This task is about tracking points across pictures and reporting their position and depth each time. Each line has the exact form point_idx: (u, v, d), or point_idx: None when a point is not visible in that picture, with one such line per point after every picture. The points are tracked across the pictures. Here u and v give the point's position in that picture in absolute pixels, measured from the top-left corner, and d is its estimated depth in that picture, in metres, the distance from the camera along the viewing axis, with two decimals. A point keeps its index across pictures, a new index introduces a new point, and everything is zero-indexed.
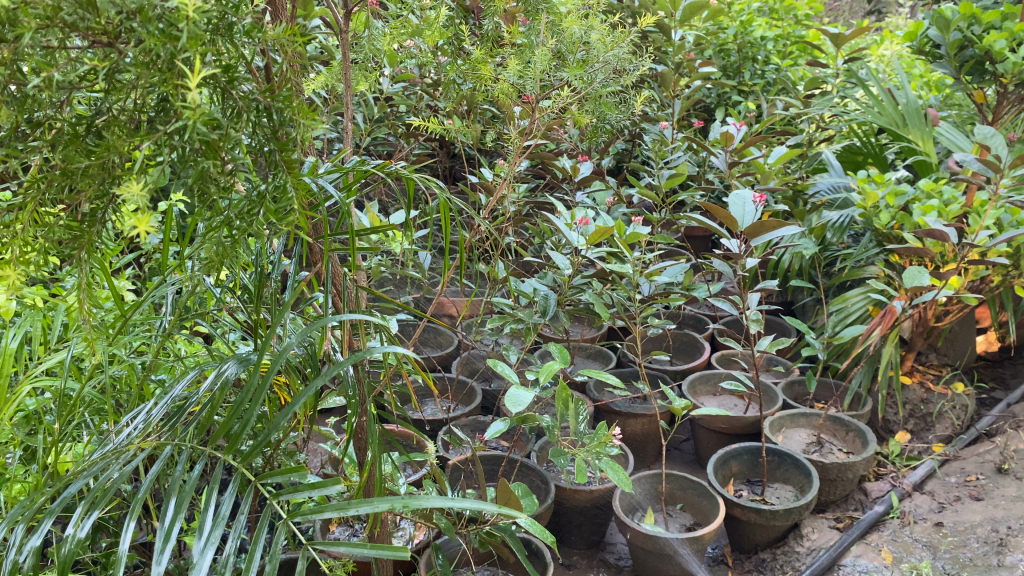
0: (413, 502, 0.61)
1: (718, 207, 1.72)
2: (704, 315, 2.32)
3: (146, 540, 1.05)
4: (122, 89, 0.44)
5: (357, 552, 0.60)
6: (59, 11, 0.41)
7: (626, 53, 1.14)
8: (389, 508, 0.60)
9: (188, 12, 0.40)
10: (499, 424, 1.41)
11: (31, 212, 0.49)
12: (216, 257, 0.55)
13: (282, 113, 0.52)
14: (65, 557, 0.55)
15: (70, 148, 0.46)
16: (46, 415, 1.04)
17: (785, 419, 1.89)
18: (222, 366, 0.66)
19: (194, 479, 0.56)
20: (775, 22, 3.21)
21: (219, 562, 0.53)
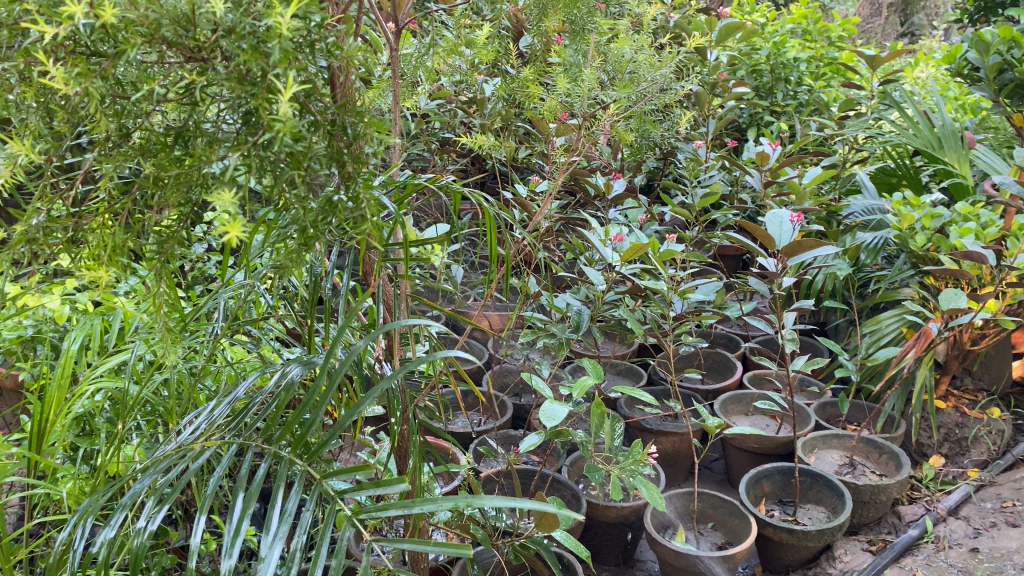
0: (474, 503, 0.63)
1: (755, 226, 1.73)
2: (734, 335, 2.32)
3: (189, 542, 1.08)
4: (214, 104, 0.47)
5: (421, 549, 0.63)
6: (159, 30, 0.44)
7: (672, 73, 1.16)
8: (453, 507, 0.63)
9: (282, 30, 0.43)
10: (533, 437, 1.42)
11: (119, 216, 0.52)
12: (288, 262, 0.57)
13: (357, 128, 0.55)
14: (137, 549, 0.58)
15: (159, 157, 0.50)
16: (99, 417, 1.07)
17: (817, 440, 1.89)
18: (286, 369, 0.68)
19: (261, 478, 0.58)
20: (808, 44, 3.21)
21: (287, 558, 0.55)
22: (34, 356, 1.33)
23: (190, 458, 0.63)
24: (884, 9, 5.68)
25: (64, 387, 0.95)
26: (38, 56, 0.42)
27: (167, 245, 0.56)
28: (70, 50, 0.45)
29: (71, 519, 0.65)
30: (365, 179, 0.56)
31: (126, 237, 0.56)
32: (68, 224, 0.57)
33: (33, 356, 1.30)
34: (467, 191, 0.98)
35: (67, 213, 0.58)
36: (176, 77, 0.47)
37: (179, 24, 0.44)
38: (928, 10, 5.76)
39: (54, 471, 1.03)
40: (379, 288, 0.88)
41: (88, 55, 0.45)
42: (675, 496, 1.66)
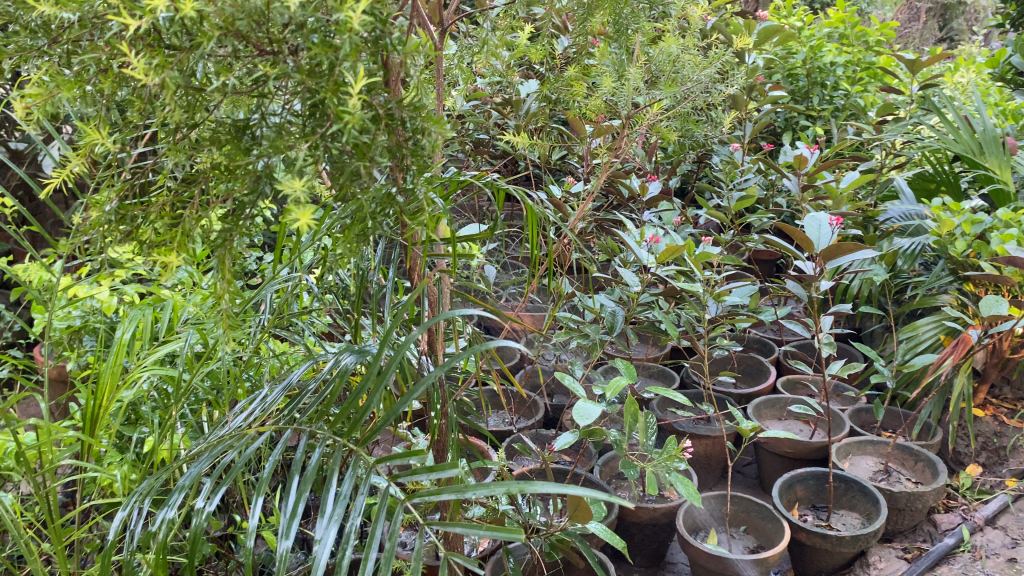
0: (527, 489, 0.66)
1: (792, 229, 1.72)
2: (768, 339, 2.31)
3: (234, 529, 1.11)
4: (286, 97, 0.49)
5: (473, 534, 0.68)
6: (235, 24, 0.46)
7: (717, 73, 1.17)
8: (506, 493, 0.67)
9: (353, 25, 0.44)
10: (567, 436, 1.42)
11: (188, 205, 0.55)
12: (346, 251, 0.59)
13: (415, 122, 0.56)
14: (195, 529, 0.60)
15: (229, 147, 0.52)
16: (146, 405, 1.10)
17: (851, 446, 1.87)
18: (340, 358, 0.71)
19: (315, 464, 0.60)
20: (845, 48, 3.19)
21: (340, 540, 0.57)
22: (82, 346, 1.37)
23: (244, 443, 0.65)
24: (923, 14, 5.62)
25: (116, 374, 0.96)
26: (121, 48, 0.44)
27: (232, 234, 0.59)
28: (148, 43, 0.47)
29: (130, 499, 0.68)
30: (424, 173, 0.57)
31: (193, 224, 0.59)
32: (138, 214, 0.60)
33: (81, 347, 1.34)
34: (511, 188, 0.99)
35: (138, 201, 0.60)
36: (249, 68, 0.49)
37: (253, 17, 0.46)
38: (968, 16, 5.70)
39: (102, 458, 1.06)
40: (424, 283, 0.89)
41: (166, 47, 0.47)
42: (708, 498, 1.66)
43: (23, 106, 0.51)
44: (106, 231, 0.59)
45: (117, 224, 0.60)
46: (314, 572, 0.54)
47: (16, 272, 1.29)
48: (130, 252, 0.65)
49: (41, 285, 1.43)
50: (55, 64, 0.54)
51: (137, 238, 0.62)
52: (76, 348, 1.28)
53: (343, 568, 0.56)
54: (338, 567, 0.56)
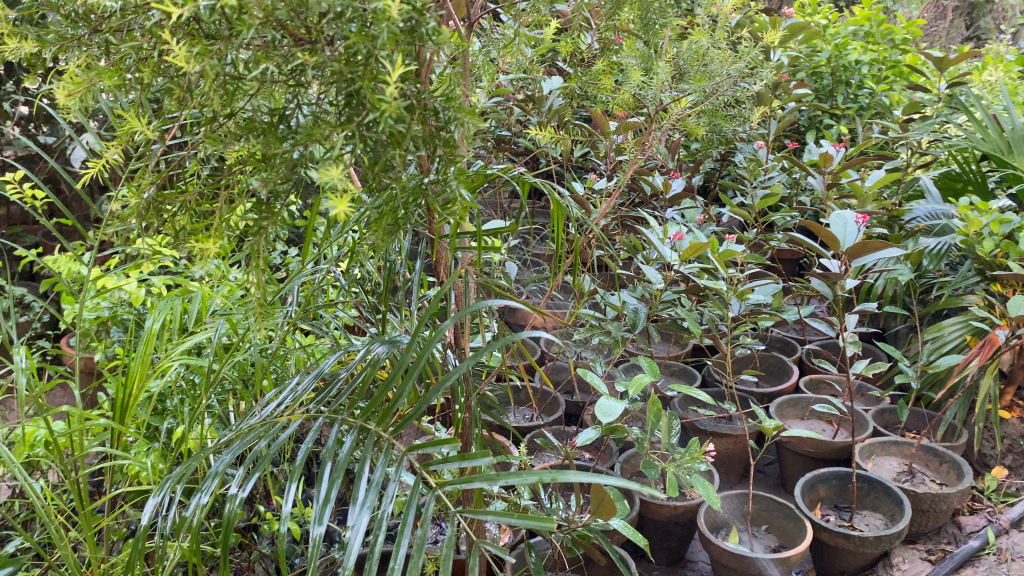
0: (558, 479, 0.68)
1: (818, 227, 1.71)
2: (791, 339, 2.30)
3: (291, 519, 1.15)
4: (323, 86, 0.49)
5: (505, 521, 0.74)
6: (274, 12, 0.47)
7: (745, 69, 1.16)
8: (538, 481, 0.69)
9: (390, 14, 0.45)
10: (589, 432, 1.42)
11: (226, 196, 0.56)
12: (380, 242, 0.60)
13: (448, 112, 0.56)
14: (229, 515, 0.61)
15: (266, 136, 0.53)
16: (175, 395, 1.12)
17: (874, 447, 1.86)
18: (373, 348, 0.72)
19: (347, 453, 0.62)
20: (871, 46, 3.16)
21: (373, 526, 0.58)
22: (110, 337, 1.39)
23: (276, 432, 0.66)
24: (950, 13, 5.56)
25: (146, 364, 0.97)
26: (164, 35, 0.45)
27: (267, 223, 0.60)
28: (189, 32, 0.48)
29: (165, 485, 0.69)
30: (456, 162, 0.57)
31: (229, 213, 0.60)
32: (175, 203, 0.61)
33: (108, 338, 1.35)
34: (537, 183, 0.99)
35: (175, 191, 0.61)
36: (287, 56, 0.50)
37: (292, 3, 0.47)
38: (995, 14, 5.63)
39: (131, 447, 1.08)
40: (452, 276, 0.90)
41: (206, 36, 0.48)
42: (730, 496, 1.66)
43: (66, 93, 0.52)
44: (144, 218, 0.61)
45: (155, 212, 0.61)
46: (347, 556, 0.55)
47: (47, 263, 1.31)
48: (166, 239, 0.66)
49: (70, 276, 1.45)
50: (96, 54, 0.55)
51: (174, 226, 0.64)
52: (104, 339, 1.30)
53: (375, 554, 0.57)
54: (370, 553, 0.57)
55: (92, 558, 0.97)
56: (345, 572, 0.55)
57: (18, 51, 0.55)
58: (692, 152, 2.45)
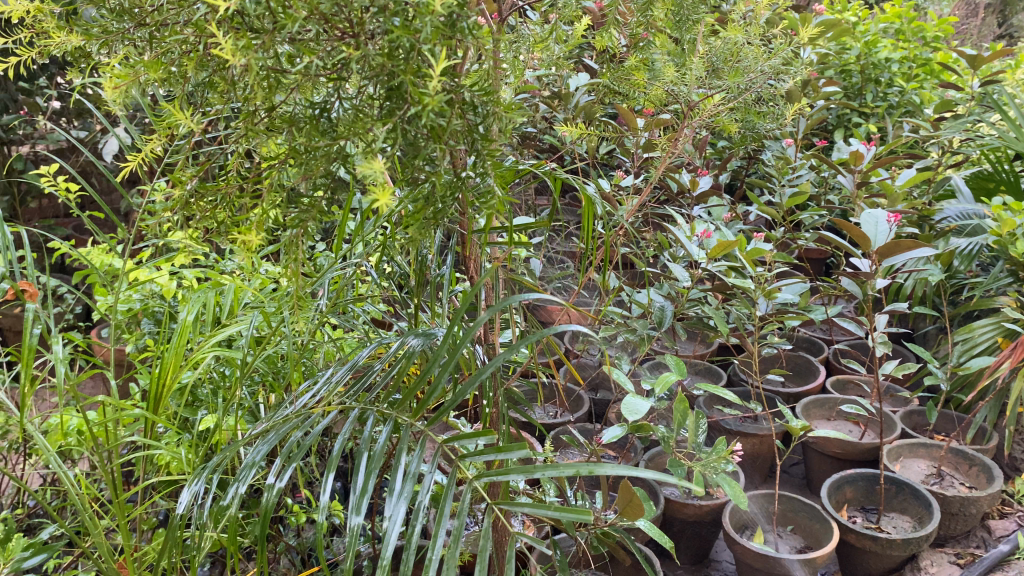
0: (596, 471, 0.69)
1: (849, 225, 1.69)
2: (817, 339, 2.28)
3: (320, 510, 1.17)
4: (365, 79, 0.50)
5: (540, 511, 0.75)
6: (319, 6, 0.47)
7: (780, 65, 1.15)
8: (574, 473, 0.70)
9: (434, 7, 0.45)
10: (615, 429, 1.41)
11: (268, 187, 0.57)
12: (416, 236, 0.61)
13: (485, 107, 0.56)
14: (267, 504, 0.63)
15: (308, 130, 0.54)
16: (207, 386, 1.13)
17: (902, 449, 1.84)
18: (407, 340, 0.73)
19: (384, 445, 0.63)
20: (901, 44, 3.13)
21: (410, 516, 0.60)
22: (141, 329, 1.40)
23: (311, 424, 0.67)
24: (982, 11, 5.48)
25: (179, 355, 0.98)
26: (210, 28, 0.46)
27: (309, 217, 0.61)
28: (234, 25, 0.49)
29: (203, 474, 0.71)
30: (493, 156, 0.57)
31: (272, 205, 0.62)
32: (218, 195, 0.63)
33: (140, 329, 1.37)
34: (568, 178, 0.99)
35: (217, 183, 0.63)
36: (330, 50, 0.50)
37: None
38: None
39: (163, 438, 1.09)
40: (481, 271, 0.90)
41: (250, 30, 0.49)
42: (755, 496, 1.65)
43: (113, 86, 0.53)
44: (188, 209, 0.62)
45: (199, 204, 0.63)
46: (385, 545, 0.57)
47: (80, 255, 1.32)
48: (207, 229, 0.67)
49: (103, 269, 1.47)
50: (140, 46, 0.56)
51: (216, 217, 0.65)
52: (135, 331, 1.31)
53: (412, 544, 0.57)
54: (407, 543, 0.58)
55: (124, 547, 0.98)
56: (383, 561, 0.57)
57: (67, 44, 0.56)
58: (719, 150, 2.44)
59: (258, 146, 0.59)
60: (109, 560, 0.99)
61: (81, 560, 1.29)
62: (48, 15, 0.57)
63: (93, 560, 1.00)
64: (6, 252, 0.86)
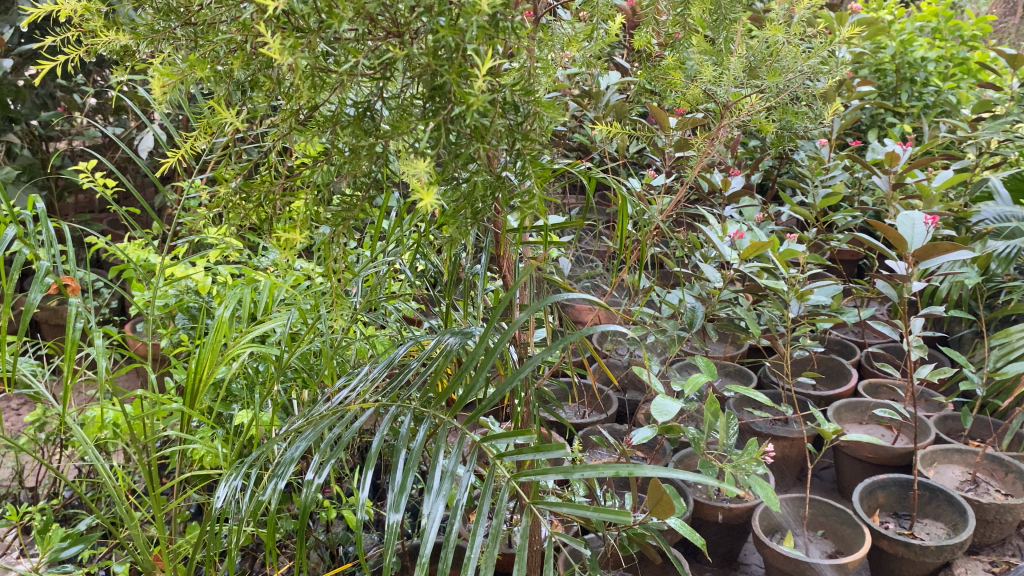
0: (635, 473, 0.69)
1: (885, 227, 1.66)
2: (850, 342, 2.25)
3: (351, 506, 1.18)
4: (410, 78, 0.50)
5: (579, 513, 0.75)
6: (366, 5, 0.48)
7: (819, 65, 1.14)
8: (614, 474, 0.69)
9: (480, 6, 0.45)
10: (645, 430, 1.40)
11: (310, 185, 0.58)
12: (457, 236, 0.61)
13: (527, 106, 0.56)
14: (306, 500, 0.64)
15: (353, 129, 0.54)
16: (241, 381, 1.15)
17: (936, 454, 1.81)
18: (444, 338, 0.73)
19: (421, 444, 0.63)
20: (938, 43, 3.08)
21: (448, 515, 0.60)
22: (175, 324, 1.42)
23: (349, 421, 0.68)
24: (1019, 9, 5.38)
25: (216, 350, 0.99)
26: (258, 28, 0.46)
27: (350, 215, 0.62)
28: (281, 26, 0.49)
29: (242, 469, 0.72)
30: (534, 156, 0.58)
31: (316, 203, 0.63)
32: (262, 193, 0.64)
33: (175, 325, 1.39)
34: (602, 178, 0.98)
35: (259, 181, 0.64)
36: (377, 49, 0.50)
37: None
38: None
39: (197, 432, 1.10)
40: (516, 271, 0.90)
41: (298, 31, 0.49)
42: (786, 500, 1.63)
43: (161, 84, 0.54)
44: (234, 207, 0.64)
45: (241, 202, 0.64)
46: (424, 542, 0.57)
47: (117, 251, 1.34)
48: (250, 227, 0.68)
49: (139, 264, 1.49)
50: (185, 45, 0.57)
51: (258, 215, 0.66)
52: (171, 326, 1.33)
53: (450, 543, 0.58)
54: (445, 542, 0.58)
55: (160, 539, 0.99)
56: (422, 558, 0.57)
57: (114, 43, 0.57)
58: (752, 149, 2.41)
59: (301, 145, 0.59)
60: (145, 552, 1.01)
61: (117, 552, 1.31)
62: (96, 15, 0.58)
63: (129, 551, 1.02)
64: (49, 248, 0.88)
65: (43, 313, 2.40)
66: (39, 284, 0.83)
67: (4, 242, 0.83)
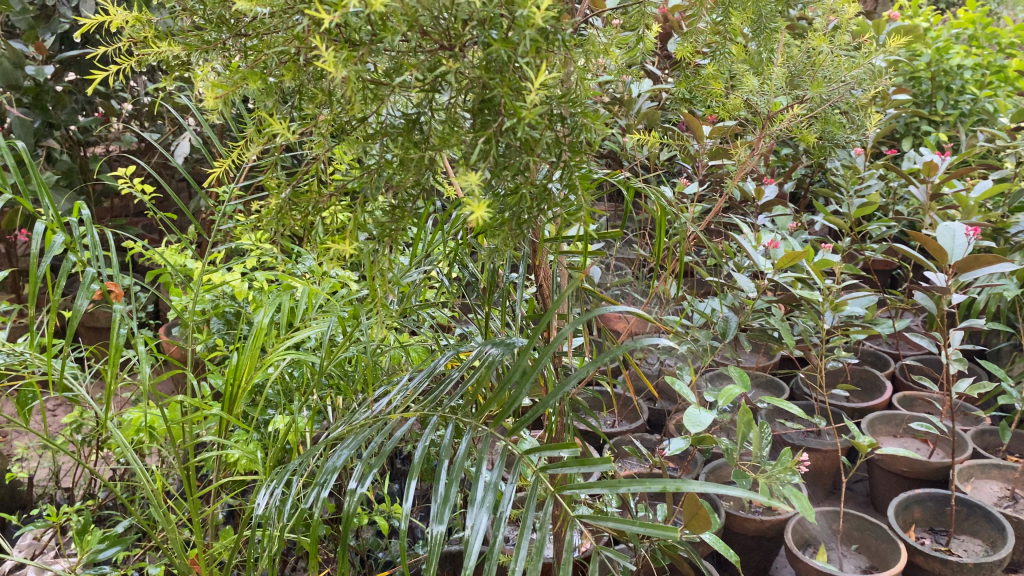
0: (684, 487, 0.68)
1: (925, 238, 1.63)
2: (884, 353, 2.22)
3: (387, 511, 1.19)
4: (461, 91, 0.51)
5: (625, 527, 0.74)
6: (418, 21, 0.48)
7: (864, 75, 1.12)
8: (661, 489, 0.68)
9: (534, 20, 0.45)
10: (678, 441, 1.38)
11: (359, 194, 0.59)
12: (502, 247, 0.61)
13: (574, 119, 0.56)
14: (350, 508, 0.64)
15: (403, 139, 0.55)
16: (279, 387, 1.15)
17: (974, 469, 1.77)
18: (486, 348, 0.73)
19: (465, 453, 0.63)
20: (974, 50, 3.03)
21: (492, 527, 0.60)
22: (211, 328, 1.43)
23: (390, 432, 0.68)
24: None
25: (255, 357, 0.99)
26: (312, 43, 0.46)
27: (399, 225, 0.63)
28: (335, 39, 0.50)
29: (284, 476, 0.73)
30: (581, 168, 0.57)
31: (364, 216, 0.64)
32: (312, 203, 0.65)
33: (211, 329, 1.40)
34: (642, 186, 0.98)
35: (308, 190, 0.65)
36: (428, 61, 0.51)
37: (436, 9, 0.48)
38: None
39: (233, 437, 1.11)
40: (554, 279, 0.90)
41: (350, 44, 0.50)
42: (819, 513, 1.61)
43: (213, 95, 0.55)
44: (283, 217, 0.65)
45: (291, 214, 0.65)
46: (468, 555, 0.57)
47: (155, 256, 1.35)
48: (295, 235, 0.69)
49: (174, 268, 1.50)
50: (235, 56, 0.58)
51: (305, 224, 0.67)
52: (207, 330, 1.34)
53: (495, 554, 0.58)
54: (489, 554, 0.59)
55: (197, 543, 1.00)
56: (466, 570, 0.57)
57: (167, 54, 0.58)
58: (784, 158, 2.39)
59: (349, 155, 0.60)
60: (183, 556, 1.01)
61: (152, 554, 1.32)
62: (147, 25, 0.59)
63: (167, 555, 1.02)
64: (93, 254, 0.88)
65: (90, 318, 2.47)
66: (85, 291, 0.84)
67: (53, 249, 0.85)
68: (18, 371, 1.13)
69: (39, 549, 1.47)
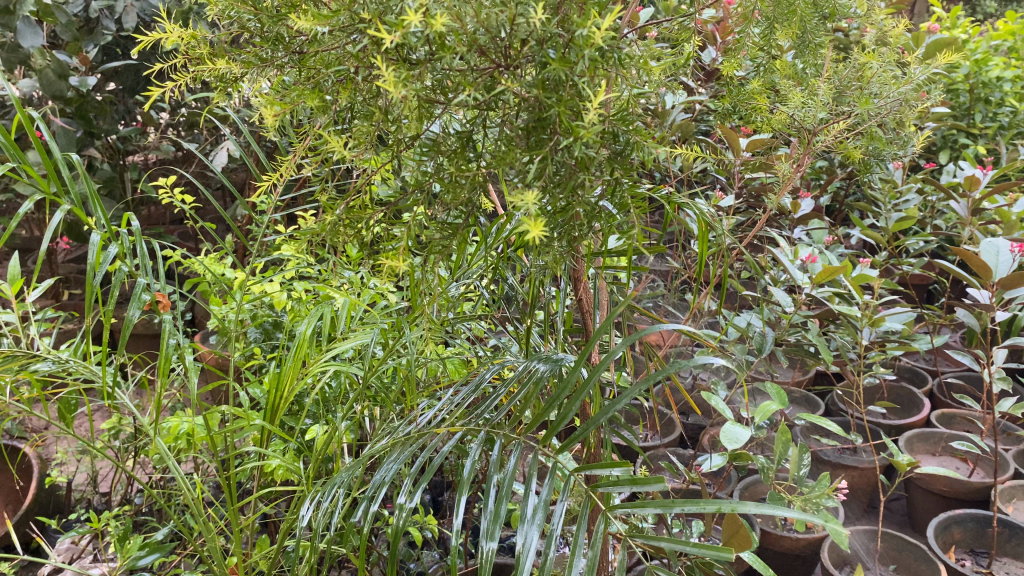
0: (741, 509, 0.62)
1: (968, 254, 1.60)
2: (922, 369, 2.19)
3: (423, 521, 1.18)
4: (518, 109, 0.51)
5: (681, 549, 0.71)
6: (476, 41, 0.49)
7: (913, 90, 1.10)
8: (717, 511, 0.63)
9: (594, 41, 0.46)
10: (714, 458, 1.37)
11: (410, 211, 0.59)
12: (555, 264, 0.60)
13: (627, 137, 0.56)
14: (399, 523, 0.64)
15: (456, 158, 0.55)
16: (317, 397, 1.16)
17: (1017, 490, 1.73)
18: (533, 365, 0.73)
19: (514, 469, 0.63)
20: (1015, 62, 2.98)
21: (543, 543, 0.60)
22: (249, 337, 1.44)
23: (438, 448, 0.68)
24: None
25: (296, 368, 0.99)
26: (373, 62, 0.47)
27: (451, 240, 0.63)
28: (393, 58, 0.50)
29: (329, 489, 0.73)
30: (635, 186, 0.57)
31: (415, 232, 0.64)
32: (364, 218, 0.65)
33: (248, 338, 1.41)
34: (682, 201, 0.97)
35: (358, 205, 0.65)
36: (486, 81, 0.51)
37: (496, 29, 0.49)
38: None
39: (271, 446, 1.12)
40: (597, 295, 0.89)
41: (408, 62, 0.51)
42: (857, 532, 1.58)
43: (272, 114, 0.57)
44: (335, 233, 0.65)
45: (343, 229, 0.65)
46: (520, 571, 0.57)
47: (195, 265, 1.37)
48: (345, 248, 0.69)
49: (213, 276, 1.51)
50: (290, 73, 0.59)
51: (356, 239, 0.67)
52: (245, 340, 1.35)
53: (547, 570, 0.58)
54: (541, 569, 0.58)
55: (235, 554, 0.99)
56: None
57: (225, 72, 0.59)
58: (820, 170, 2.36)
59: (401, 172, 0.60)
60: (221, 565, 1.02)
61: (188, 561, 1.33)
62: (203, 42, 0.60)
63: (205, 564, 1.02)
64: (141, 263, 0.89)
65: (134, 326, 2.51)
66: (137, 301, 0.85)
67: (105, 259, 0.85)
68: (64, 378, 1.15)
69: (78, 554, 1.48)
